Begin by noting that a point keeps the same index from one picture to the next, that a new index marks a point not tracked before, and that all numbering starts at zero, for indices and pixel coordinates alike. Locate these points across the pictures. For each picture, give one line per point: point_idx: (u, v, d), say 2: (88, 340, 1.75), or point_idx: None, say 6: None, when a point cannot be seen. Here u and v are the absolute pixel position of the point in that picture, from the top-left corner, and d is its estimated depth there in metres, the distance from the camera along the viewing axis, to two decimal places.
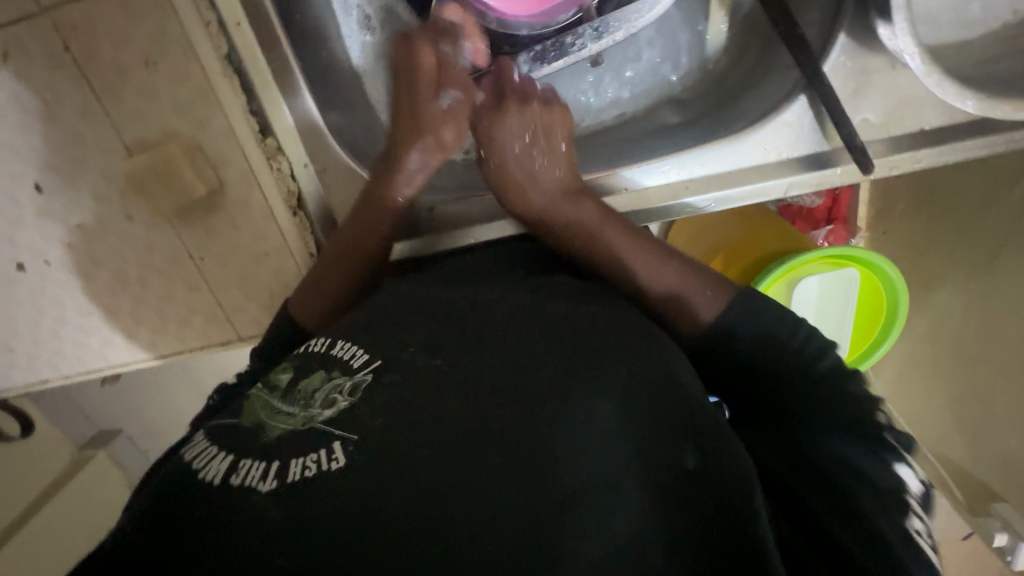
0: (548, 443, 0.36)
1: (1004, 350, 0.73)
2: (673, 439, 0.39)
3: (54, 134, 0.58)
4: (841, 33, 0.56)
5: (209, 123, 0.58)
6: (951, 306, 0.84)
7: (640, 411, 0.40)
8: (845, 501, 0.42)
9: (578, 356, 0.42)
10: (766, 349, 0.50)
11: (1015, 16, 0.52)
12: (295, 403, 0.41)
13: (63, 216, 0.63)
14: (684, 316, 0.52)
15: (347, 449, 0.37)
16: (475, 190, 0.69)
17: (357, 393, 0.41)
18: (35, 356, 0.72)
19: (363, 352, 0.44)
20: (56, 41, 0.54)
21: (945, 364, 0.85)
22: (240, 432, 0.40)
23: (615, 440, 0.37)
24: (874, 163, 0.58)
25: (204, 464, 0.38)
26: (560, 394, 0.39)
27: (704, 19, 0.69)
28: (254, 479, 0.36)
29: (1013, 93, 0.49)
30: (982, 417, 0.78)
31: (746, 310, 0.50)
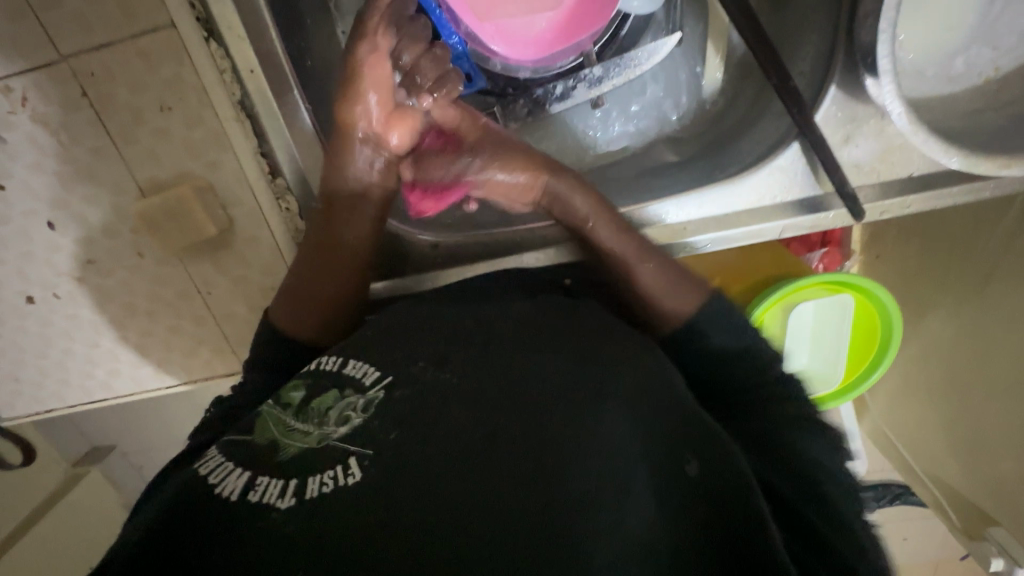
0: (560, 452, 0.38)
1: (999, 377, 0.75)
2: (679, 441, 0.40)
3: (69, 173, 0.60)
4: (833, 86, 0.58)
5: (221, 164, 0.59)
6: (941, 334, 0.86)
7: (646, 421, 0.41)
8: (818, 495, 0.45)
9: (587, 367, 0.43)
10: (730, 341, 0.55)
11: (998, 72, 0.54)
12: (309, 419, 0.42)
13: (75, 251, 0.64)
14: (661, 318, 0.57)
15: (361, 463, 0.38)
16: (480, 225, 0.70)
17: (370, 410, 0.42)
18: (40, 385, 0.73)
19: (374, 369, 0.45)
20: (74, 86, 0.56)
21: (935, 391, 0.87)
22: (255, 447, 0.41)
23: (622, 450, 0.38)
24: (864, 208, 0.60)
25: (220, 479, 0.39)
26: (568, 405, 0.40)
27: (701, 60, 0.72)
28: (273, 497, 0.37)
29: (998, 148, 0.51)
30: (973, 443, 0.80)
31: (714, 312, 0.56)
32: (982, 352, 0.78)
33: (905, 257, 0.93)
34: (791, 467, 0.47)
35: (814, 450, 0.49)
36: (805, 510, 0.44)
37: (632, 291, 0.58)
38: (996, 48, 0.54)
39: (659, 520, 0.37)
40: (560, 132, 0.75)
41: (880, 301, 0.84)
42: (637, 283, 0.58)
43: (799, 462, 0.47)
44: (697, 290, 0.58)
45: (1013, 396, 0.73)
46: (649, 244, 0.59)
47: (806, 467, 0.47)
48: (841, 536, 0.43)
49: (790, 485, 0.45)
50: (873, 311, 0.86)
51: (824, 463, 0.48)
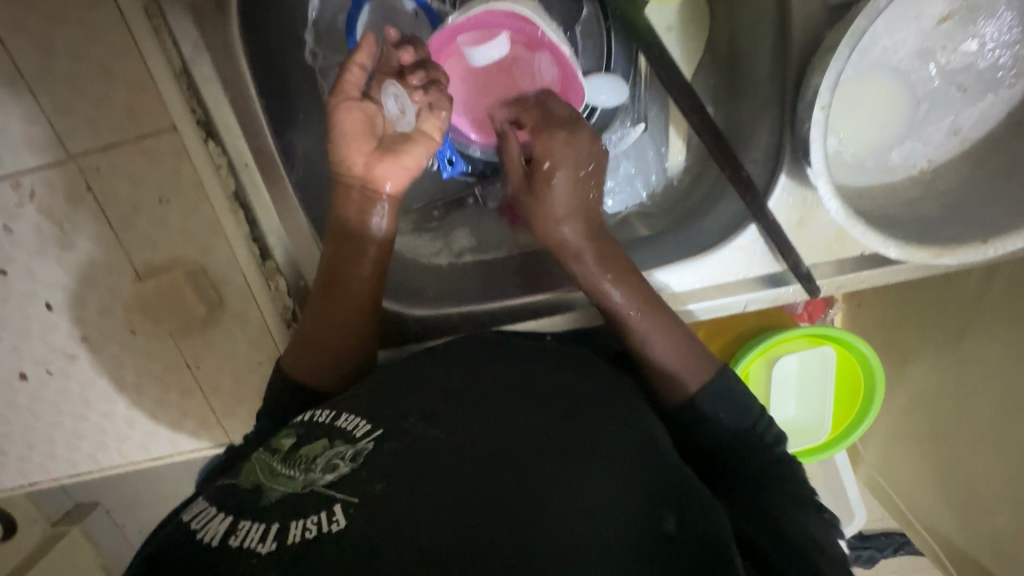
0: (543, 501, 0.39)
1: (984, 427, 0.77)
2: (660, 497, 0.43)
3: (69, 257, 0.63)
4: (782, 175, 0.62)
5: (213, 249, 0.63)
6: (924, 385, 0.88)
7: (624, 475, 0.43)
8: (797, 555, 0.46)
9: (568, 422, 0.47)
10: (736, 421, 0.57)
11: (930, 164, 0.59)
12: (296, 465, 0.44)
13: (71, 329, 0.67)
14: (672, 392, 0.58)
15: (346, 510, 0.39)
16: (461, 297, 0.73)
17: (358, 459, 0.43)
18: (25, 458, 0.74)
19: (365, 422, 0.47)
20: (80, 181, 0.60)
21: (925, 440, 0.89)
22: (238, 493, 0.42)
23: (602, 499, 0.40)
24: (819, 282, 0.64)
25: (203, 525, 0.40)
26: (551, 457, 0.43)
27: (666, 140, 0.77)
28: (254, 540, 0.38)
29: (934, 237, 0.54)
30: (964, 494, 0.81)
31: (724, 389, 0.57)
32: (965, 404, 0.80)
33: (887, 303, 0.98)
34: (777, 530, 0.48)
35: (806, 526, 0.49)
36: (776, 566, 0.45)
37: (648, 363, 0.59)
38: (927, 144, 0.59)
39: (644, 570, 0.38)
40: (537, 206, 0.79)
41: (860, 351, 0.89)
42: (653, 358, 0.59)
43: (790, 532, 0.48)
44: (710, 370, 0.59)
45: (999, 452, 0.74)
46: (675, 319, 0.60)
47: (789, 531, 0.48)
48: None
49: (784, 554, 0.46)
50: (855, 360, 0.91)
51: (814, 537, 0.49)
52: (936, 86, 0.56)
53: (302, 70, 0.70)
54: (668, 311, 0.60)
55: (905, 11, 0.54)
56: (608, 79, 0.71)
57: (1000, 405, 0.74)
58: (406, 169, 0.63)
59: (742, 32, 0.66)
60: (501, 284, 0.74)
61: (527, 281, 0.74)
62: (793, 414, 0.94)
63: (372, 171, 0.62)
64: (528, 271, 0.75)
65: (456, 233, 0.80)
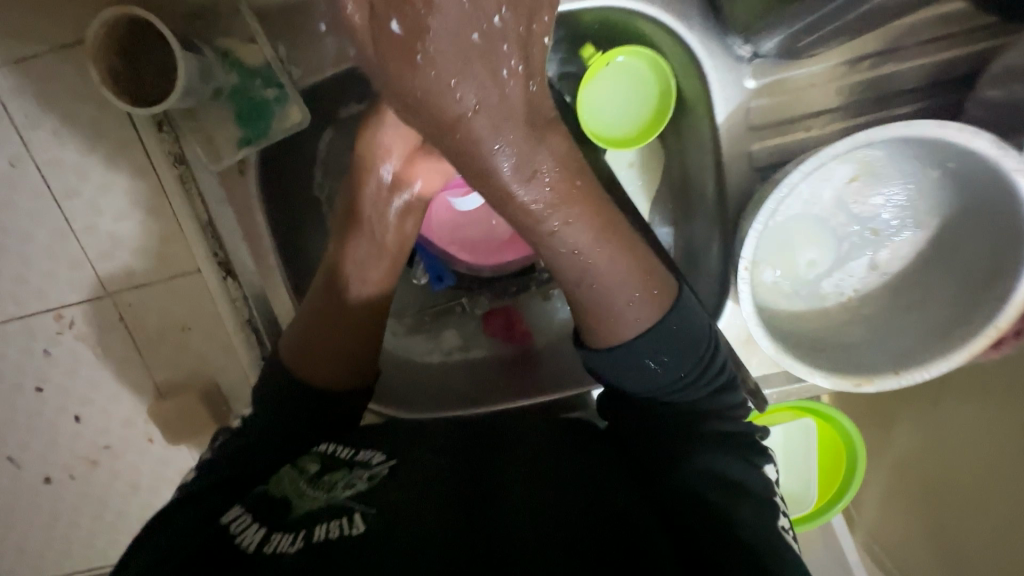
0: (502, 522, 0.48)
1: (962, 495, 0.79)
2: (594, 494, 0.50)
3: (98, 376, 0.71)
4: (729, 299, 0.71)
5: (227, 369, 0.71)
6: (901, 450, 0.90)
7: (571, 491, 0.50)
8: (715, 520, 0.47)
9: (534, 458, 0.55)
10: (683, 359, 0.52)
11: (857, 293, 0.66)
12: (320, 487, 0.53)
13: (95, 438, 0.74)
14: (610, 329, 0.52)
15: (363, 518, 0.48)
16: (455, 398, 0.81)
17: (372, 480, 0.53)
18: (43, 555, 0.79)
19: (380, 453, 0.57)
20: (115, 313, 0.69)
21: (912, 503, 0.88)
22: (269, 509, 0.51)
23: (548, 512, 0.48)
24: (768, 392, 0.71)
25: (240, 531, 0.49)
26: (516, 487, 0.52)
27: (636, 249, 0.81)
28: (284, 545, 0.47)
29: (855, 367, 0.62)
30: (961, 561, 0.79)
31: (669, 331, 0.52)
32: (944, 466, 0.82)
33: None
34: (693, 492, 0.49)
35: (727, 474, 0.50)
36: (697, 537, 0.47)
37: (606, 311, 0.52)
38: (853, 276, 0.66)
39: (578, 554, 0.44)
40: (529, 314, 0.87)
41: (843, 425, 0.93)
42: (595, 296, 0.52)
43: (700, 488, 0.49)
44: (661, 306, 0.52)
45: (980, 521, 0.76)
46: (624, 242, 0.52)
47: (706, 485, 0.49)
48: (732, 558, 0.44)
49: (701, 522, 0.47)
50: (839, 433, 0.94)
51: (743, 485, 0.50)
52: (853, 229, 0.65)
53: None
54: (620, 230, 0.52)
55: (818, 175, 0.63)
56: None
57: (981, 469, 0.76)
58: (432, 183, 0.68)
59: (695, 174, 0.72)
60: (489, 388, 0.82)
61: (510, 383, 0.82)
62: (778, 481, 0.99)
63: (406, 172, 0.66)
64: (511, 373, 0.83)
65: (448, 336, 0.88)
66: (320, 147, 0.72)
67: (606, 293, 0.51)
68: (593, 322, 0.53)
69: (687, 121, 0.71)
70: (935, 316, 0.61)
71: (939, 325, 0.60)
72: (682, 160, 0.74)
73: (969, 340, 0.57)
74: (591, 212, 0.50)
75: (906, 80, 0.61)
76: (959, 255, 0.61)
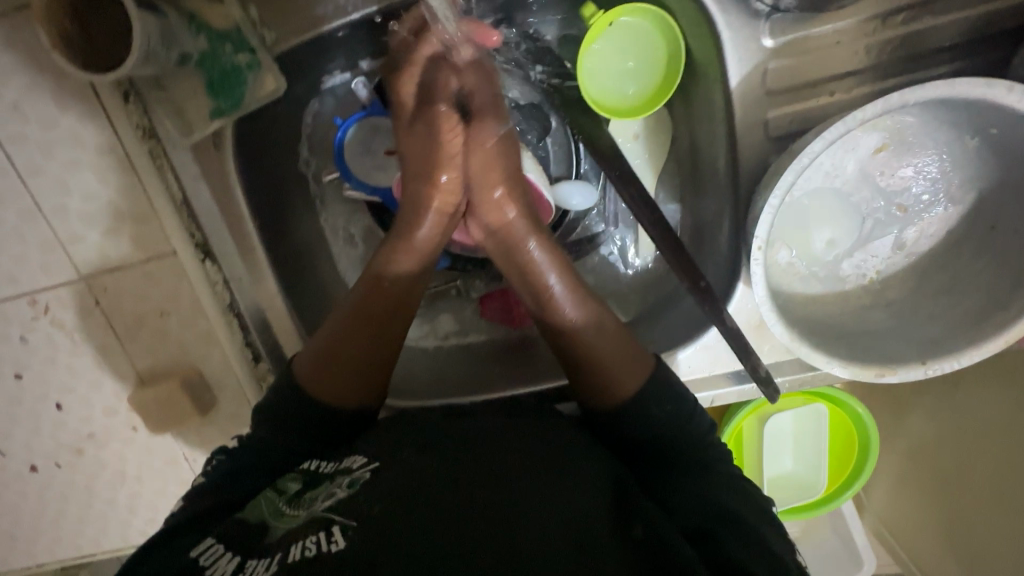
0: (520, 517, 0.47)
1: (977, 482, 0.81)
2: (607, 505, 0.50)
3: (78, 364, 0.68)
4: (740, 282, 0.65)
5: (210, 356, 0.68)
6: (921, 436, 0.91)
7: (588, 495, 0.50)
8: (741, 526, 0.50)
9: (538, 459, 0.54)
10: (676, 415, 0.58)
11: (878, 275, 0.61)
12: (299, 506, 0.50)
13: (78, 427, 0.71)
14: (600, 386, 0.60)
15: (344, 532, 0.45)
16: (451, 387, 0.77)
17: (353, 486, 0.50)
18: (33, 542, 0.78)
19: (362, 457, 0.55)
20: (90, 298, 0.65)
21: (926, 492, 0.91)
22: (245, 534, 0.48)
23: (571, 515, 0.48)
24: (779, 384, 0.67)
25: (212, 561, 0.45)
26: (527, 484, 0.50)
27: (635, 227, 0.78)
28: (259, 572, 0.44)
29: (877, 355, 0.57)
30: (969, 550, 0.83)
31: (658, 387, 0.59)
32: (966, 460, 0.82)
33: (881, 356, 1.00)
34: (704, 509, 0.52)
35: (730, 499, 0.53)
36: (724, 542, 0.49)
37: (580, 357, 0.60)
38: (875, 256, 0.61)
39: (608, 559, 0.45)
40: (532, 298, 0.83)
41: (854, 411, 0.91)
42: (577, 343, 0.60)
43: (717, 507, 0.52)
44: (644, 369, 0.60)
45: (997, 507, 0.78)
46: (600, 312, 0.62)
47: (725, 498, 0.53)
48: (763, 562, 0.48)
49: (723, 534, 0.49)
50: (850, 419, 0.93)
51: (753, 501, 0.54)
52: (878, 205, 0.59)
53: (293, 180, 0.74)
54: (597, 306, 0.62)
55: (840, 145, 0.57)
56: (577, 185, 0.75)
57: (997, 464, 0.78)
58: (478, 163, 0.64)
59: (704, 146, 0.67)
60: (484, 377, 0.78)
61: (506, 370, 0.78)
62: (789, 466, 0.96)
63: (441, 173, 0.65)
64: (508, 359, 0.79)
65: (443, 320, 0.84)
66: (307, 116, 0.72)
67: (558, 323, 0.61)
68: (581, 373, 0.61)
69: (695, 89, 0.67)
70: (964, 303, 0.56)
71: (971, 312, 0.55)
72: (690, 131, 0.70)
73: (1003, 330, 0.52)
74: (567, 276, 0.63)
75: (945, 37, 0.55)
76: (994, 234, 0.55)
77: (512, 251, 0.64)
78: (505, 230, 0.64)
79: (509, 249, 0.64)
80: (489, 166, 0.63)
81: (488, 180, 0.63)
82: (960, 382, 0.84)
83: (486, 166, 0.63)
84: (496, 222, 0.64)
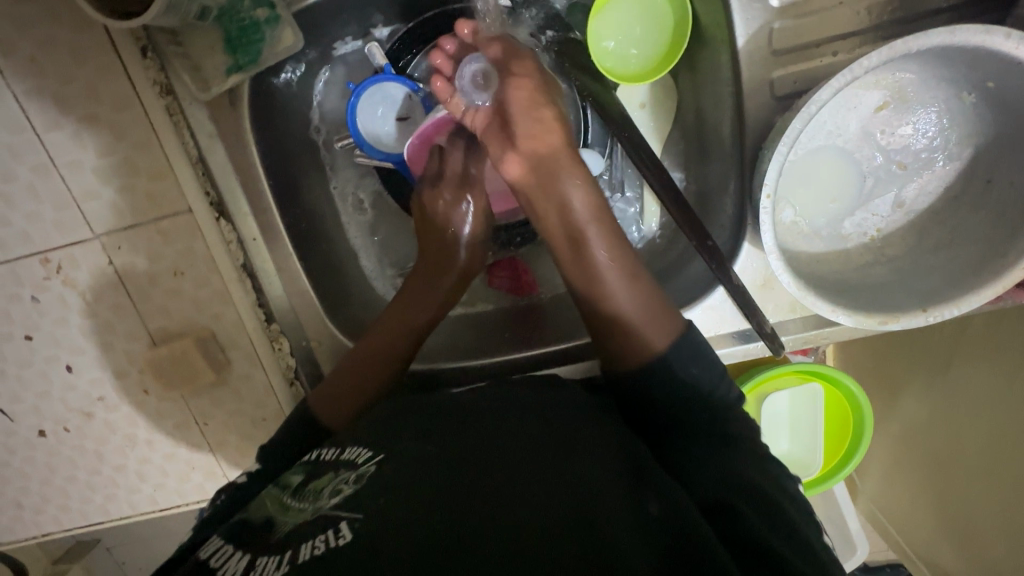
0: (529, 494, 0.47)
1: (972, 456, 0.82)
2: (626, 478, 0.51)
3: (89, 325, 0.68)
4: (745, 240, 0.67)
5: (224, 316, 0.68)
6: (918, 416, 0.93)
7: (605, 470, 0.51)
8: (761, 502, 0.50)
9: (555, 438, 0.55)
10: (705, 381, 0.59)
11: (879, 232, 0.64)
12: (305, 500, 0.51)
13: (88, 390, 0.71)
14: (637, 344, 0.61)
15: (351, 526, 0.45)
16: (461, 353, 0.78)
17: (359, 480, 0.51)
18: (40, 511, 0.78)
19: (367, 450, 0.55)
20: (103, 257, 0.65)
21: (920, 467, 0.93)
22: (252, 532, 0.48)
23: (586, 487, 0.48)
24: (784, 340, 0.68)
25: (222, 562, 0.45)
26: (540, 463, 0.51)
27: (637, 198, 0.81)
28: (268, 570, 0.43)
29: (880, 308, 0.59)
30: (963, 524, 0.85)
31: (689, 349, 0.60)
32: (958, 434, 0.84)
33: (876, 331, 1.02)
34: (726, 481, 0.52)
35: (755, 471, 0.53)
36: (746, 514, 0.49)
37: (613, 311, 0.63)
38: (876, 215, 0.63)
39: (627, 526, 0.45)
40: (541, 268, 0.84)
41: (848, 389, 0.94)
42: (609, 297, 0.63)
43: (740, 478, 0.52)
44: (675, 327, 0.62)
45: (993, 481, 0.78)
46: (633, 267, 0.64)
47: (741, 474, 0.53)
48: (786, 540, 0.47)
49: (748, 504, 0.50)
50: (843, 396, 0.96)
51: (771, 477, 0.54)
52: (879, 163, 0.62)
53: (306, 146, 0.75)
54: (641, 278, 0.64)
55: (842, 103, 0.60)
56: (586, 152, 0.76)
57: (987, 438, 0.79)
58: (520, 102, 0.68)
59: (710, 109, 0.69)
60: (492, 343, 0.78)
61: (515, 336, 0.78)
62: (784, 449, 0.96)
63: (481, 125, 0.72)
64: (517, 325, 0.80)
65: None
66: (317, 87, 0.75)
67: (596, 276, 0.64)
68: (616, 328, 0.62)
69: (700, 53, 0.69)
70: (963, 256, 0.58)
71: (970, 264, 0.57)
72: (695, 96, 0.71)
73: (1001, 275, 0.54)
74: (606, 225, 0.66)
75: None
76: (990, 189, 0.58)
77: (557, 190, 0.66)
78: (550, 155, 0.67)
79: (551, 180, 0.66)
80: (530, 102, 0.68)
81: (531, 114, 0.68)
82: (952, 359, 0.86)
83: (528, 101, 0.68)
84: (541, 147, 0.68)
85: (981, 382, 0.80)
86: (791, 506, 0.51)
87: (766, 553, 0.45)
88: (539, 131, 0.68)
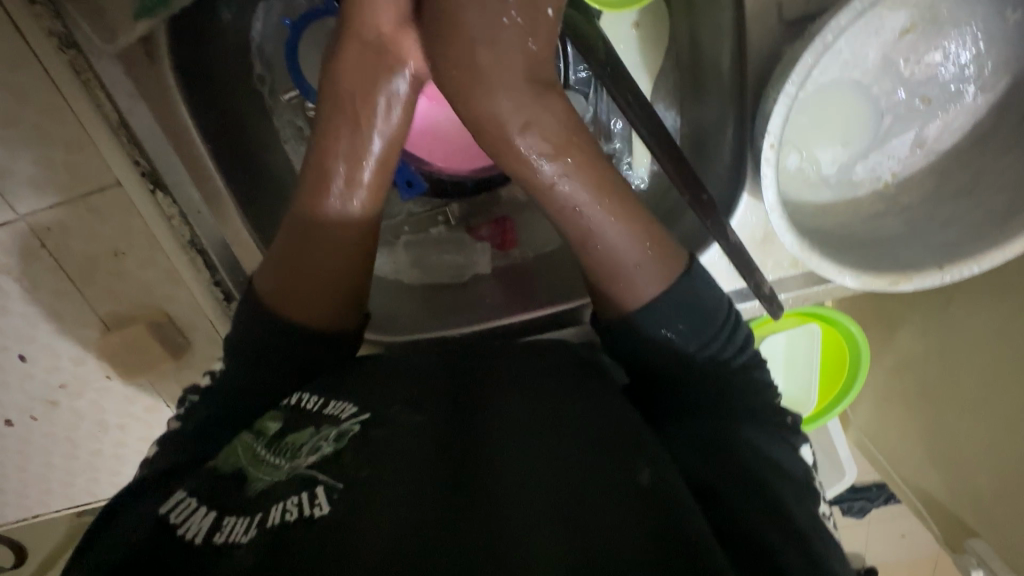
0: (501, 475, 0.42)
1: (968, 392, 0.78)
2: (621, 455, 0.44)
3: (32, 312, 0.63)
4: (745, 192, 0.60)
5: (176, 296, 0.63)
6: (912, 351, 0.89)
7: (595, 446, 0.45)
8: (761, 483, 0.44)
9: (558, 406, 0.49)
10: (703, 341, 0.52)
11: (894, 178, 0.57)
12: (281, 454, 0.45)
13: (46, 378, 0.67)
14: (625, 299, 0.52)
15: (329, 495, 0.40)
16: (439, 320, 0.72)
17: (341, 441, 0.45)
18: (25, 495, 0.76)
19: (351, 405, 0.48)
20: (32, 239, 0.59)
21: (911, 403, 0.89)
22: (219, 487, 0.42)
23: (575, 469, 0.43)
24: (783, 300, 0.64)
25: (183, 519, 0.40)
26: (521, 439, 0.46)
27: (629, 149, 0.73)
28: (238, 534, 0.39)
29: (891, 265, 0.53)
30: (950, 458, 0.82)
31: (684, 298, 0.52)
32: (954, 367, 0.80)
33: None
34: (720, 454, 0.47)
35: (757, 449, 0.47)
36: (743, 495, 0.44)
37: (598, 265, 0.52)
38: (893, 158, 0.57)
39: (613, 521, 0.39)
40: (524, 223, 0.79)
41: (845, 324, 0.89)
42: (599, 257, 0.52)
43: (741, 457, 0.46)
44: (676, 278, 0.52)
45: (990, 413, 0.75)
46: (637, 216, 0.52)
47: (731, 443, 0.47)
48: (778, 526, 0.42)
49: (745, 481, 0.45)
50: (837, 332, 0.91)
51: (766, 449, 0.47)
52: (900, 98, 0.54)
53: (247, 99, 0.66)
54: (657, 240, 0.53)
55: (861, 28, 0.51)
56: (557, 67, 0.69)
57: (985, 371, 0.76)
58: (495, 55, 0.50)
59: (705, 37, 0.60)
60: (470, 308, 0.74)
61: (496, 298, 0.74)
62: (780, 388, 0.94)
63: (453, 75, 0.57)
64: (498, 288, 0.75)
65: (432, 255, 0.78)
66: (254, 25, 0.65)
67: (612, 256, 0.51)
68: (603, 286, 0.53)
69: None
70: (993, 201, 0.52)
71: (997, 211, 0.51)
72: (690, 21, 0.62)
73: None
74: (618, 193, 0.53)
75: None
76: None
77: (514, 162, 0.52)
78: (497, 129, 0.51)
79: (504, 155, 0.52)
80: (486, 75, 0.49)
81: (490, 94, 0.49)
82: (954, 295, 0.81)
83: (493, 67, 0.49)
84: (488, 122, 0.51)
85: (982, 316, 0.76)
86: (794, 495, 0.45)
87: (763, 543, 0.40)
88: (506, 111, 0.50)
